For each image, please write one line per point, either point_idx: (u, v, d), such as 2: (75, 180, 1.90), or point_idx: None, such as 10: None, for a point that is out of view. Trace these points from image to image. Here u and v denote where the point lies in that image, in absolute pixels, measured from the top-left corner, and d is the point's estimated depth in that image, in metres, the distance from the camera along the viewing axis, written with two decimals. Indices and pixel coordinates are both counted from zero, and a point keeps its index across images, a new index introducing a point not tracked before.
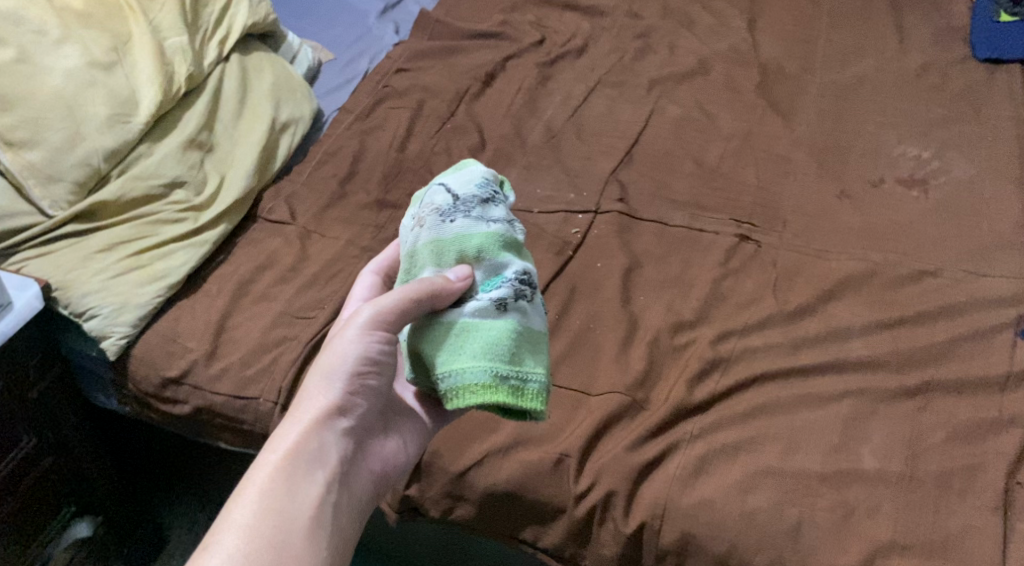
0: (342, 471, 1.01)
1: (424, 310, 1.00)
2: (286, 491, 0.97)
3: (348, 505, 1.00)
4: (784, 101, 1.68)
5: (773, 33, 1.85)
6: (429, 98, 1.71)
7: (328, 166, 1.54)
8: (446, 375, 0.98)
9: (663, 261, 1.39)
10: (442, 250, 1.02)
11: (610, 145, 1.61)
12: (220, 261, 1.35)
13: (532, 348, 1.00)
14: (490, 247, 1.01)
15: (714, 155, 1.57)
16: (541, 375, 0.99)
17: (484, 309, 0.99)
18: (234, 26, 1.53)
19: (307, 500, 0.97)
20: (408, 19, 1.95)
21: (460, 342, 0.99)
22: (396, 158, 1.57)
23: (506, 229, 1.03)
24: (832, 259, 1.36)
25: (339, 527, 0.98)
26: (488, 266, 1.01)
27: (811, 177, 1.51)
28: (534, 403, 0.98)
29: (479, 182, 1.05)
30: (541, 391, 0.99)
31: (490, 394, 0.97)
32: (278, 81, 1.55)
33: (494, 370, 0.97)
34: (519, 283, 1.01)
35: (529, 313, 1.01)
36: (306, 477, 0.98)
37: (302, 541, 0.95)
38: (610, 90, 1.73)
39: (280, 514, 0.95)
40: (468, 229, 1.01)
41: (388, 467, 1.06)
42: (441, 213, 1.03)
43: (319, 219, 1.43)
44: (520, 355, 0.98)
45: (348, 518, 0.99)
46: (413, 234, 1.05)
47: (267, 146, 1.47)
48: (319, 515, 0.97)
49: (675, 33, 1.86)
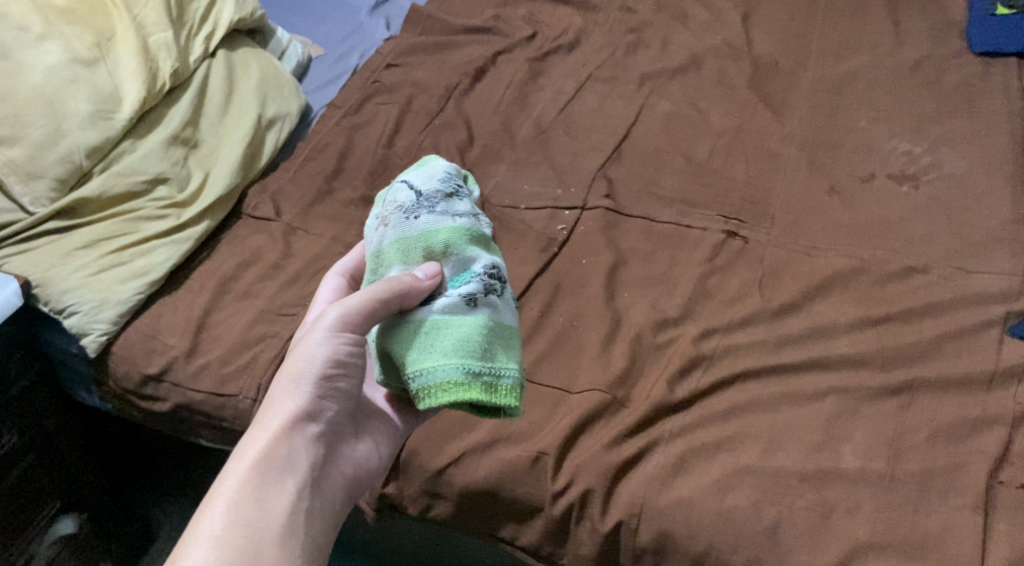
0: (313, 476, 1.01)
1: (391, 310, 1.00)
2: (256, 499, 0.96)
3: (320, 510, 1.00)
4: (776, 96, 1.67)
5: (766, 29, 1.84)
6: (419, 94, 1.71)
7: (314, 163, 1.54)
8: (417, 375, 0.98)
9: (649, 258, 1.38)
10: (408, 248, 1.02)
11: (599, 141, 1.60)
12: (203, 257, 1.35)
13: (504, 344, 1.01)
14: (457, 241, 1.02)
15: (703, 151, 1.56)
16: (513, 371, 1.00)
17: (454, 305, 1.00)
18: (221, 21, 1.53)
19: (277, 508, 0.97)
20: (400, 14, 1.94)
21: (430, 340, 0.99)
22: (384, 155, 1.56)
23: (472, 223, 1.04)
24: (819, 255, 1.35)
25: (311, 533, 0.98)
26: (455, 261, 1.02)
27: (801, 173, 1.50)
28: (508, 399, 0.99)
29: (442, 177, 1.06)
30: (514, 387, 1.00)
31: (463, 391, 0.98)
32: (264, 77, 1.55)
33: (466, 368, 0.98)
34: (487, 278, 1.02)
35: (499, 309, 1.02)
36: (276, 485, 0.98)
37: (275, 550, 0.95)
38: (601, 85, 1.72)
39: (251, 523, 0.95)
40: (434, 224, 1.02)
41: (360, 469, 1.07)
42: (405, 210, 1.04)
43: (304, 217, 1.43)
44: (492, 351, 1.00)
45: (320, 524, 1.00)
46: (377, 234, 1.05)
47: (253, 142, 1.48)
48: (290, 523, 0.97)
49: (669, 29, 1.85)
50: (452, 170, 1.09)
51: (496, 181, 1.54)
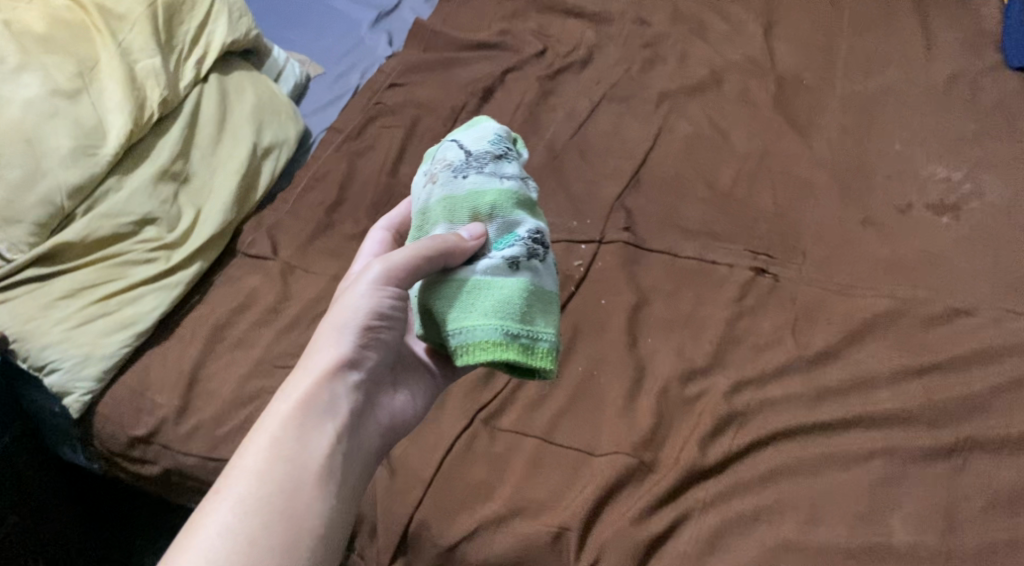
0: (352, 424, 0.98)
1: (436, 267, 0.99)
2: (295, 442, 0.94)
3: (359, 459, 0.98)
4: (803, 115, 1.58)
5: (789, 41, 1.75)
6: (424, 116, 1.62)
7: (314, 194, 1.45)
8: (456, 332, 0.97)
9: (673, 296, 1.28)
10: (455, 205, 1.01)
11: (617, 167, 1.50)
12: (195, 302, 1.26)
13: (543, 307, 0.99)
14: (503, 204, 1.01)
15: (727, 176, 1.46)
16: (550, 334, 0.98)
17: (496, 267, 0.99)
18: (213, 45, 1.42)
19: (315, 452, 0.94)
20: (403, 28, 1.84)
21: (470, 299, 0.98)
22: (388, 183, 1.47)
23: (519, 186, 1.03)
24: (856, 296, 1.26)
25: (349, 483, 0.96)
26: (500, 223, 1.01)
27: (833, 202, 1.40)
28: (544, 361, 0.98)
29: (492, 139, 1.05)
30: (551, 350, 0.98)
31: (501, 351, 0.97)
32: (260, 102, 1.46)
33: (505, 328, 0.97)
34: (531, 242, 1.00)
35: (542, 273, 1.00)
36: (316, 429, 0.95)
37: (310, 495, 0.92)
38: (616, 104, 1.63)
39: (289, 466, 0.93)
40: (482, 185, 1.01)
41: (400, 423, 1.04)
42: (453, 169, 1.03)
43: (303, 253, 1.34)
44: (531, 314, 0.98)
45: (357, 473, 0.97)
46: (424, 190, 1.04)
47: (247, 174, 1.39)
48: (328, 467, 0.94)
49: (686, 41, 1.76)
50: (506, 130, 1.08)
51: None
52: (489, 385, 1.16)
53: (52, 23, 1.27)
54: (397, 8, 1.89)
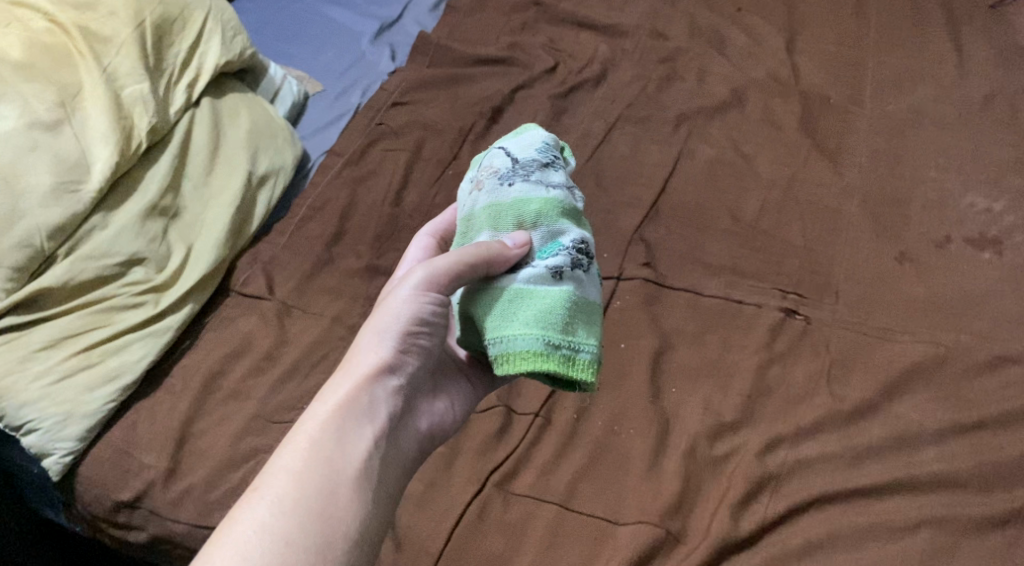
0: (392, 430, 0.94)
1: (478, 275, 0.95)
2: (334, 444, 0.90)
3: (396, 464, 0.94)
4: (832, 137, 1.49)
5: (814, 56, 1.66)
6: (430, 138, 1.53)
7: (312, 225, 1.36)
8: (496, 341, 0.93)
9: (698, 340, 1.20)
10: (501, 213, 0.97)
11: (635, 196, 1.42)
12: (186, 346, 1.18)
13: (587, 319, 0.95)
14: (548, 213, 0.97)
15: (753, 207, 1.38)
16: (593, 345, 0.93)
17: (540, 276, 0.94)
18: (205, 66, 1.34)
19: (354, 455, 0.90)
20: (406, 42, 1.76)
21: (512, 308, 0.94)
22: (391, 214, 1.39)
23: (565, 196, 0.98)
24: (895, 340, 1.18)
25: (386, 488, 0.91)
26: (545, 232, 0.96)
27: (866, 237, 1.31)
28: (586, 374, 0.93)
29: (539, 147, 1.00)
30: (593, 362, 0.93)
31: (541, 362, 0.92)
32: (255, 126, 1.38)
33: (546, 338, 0.92)
34: (576, 252, 0.96)
35: (586, 284, 0.96)
36: (355, 431, 0.91)
37: (348, 498, 0.88)
38: (633, 126, 1.54)
39: (327, 467, 0.89)
40: (527, 193, 0.97)
41: (439, 431, 1.00)
42: (499, 176, 0.99)
43: (301, 291, 1.26)
44: (574, 325, 0.93)
45: (395, 479, 0.93)
46: (469, 197, 1.01)
47: (243, 205, 1.30)
48: (366, 472, 0.90)
49: (705, 57, 1.68)
50: (555, 140, 1.04)
51: None
52: (503, 443, 1.09)
53: (30, 48, 1.18)
54: (399, 20, 1.80)
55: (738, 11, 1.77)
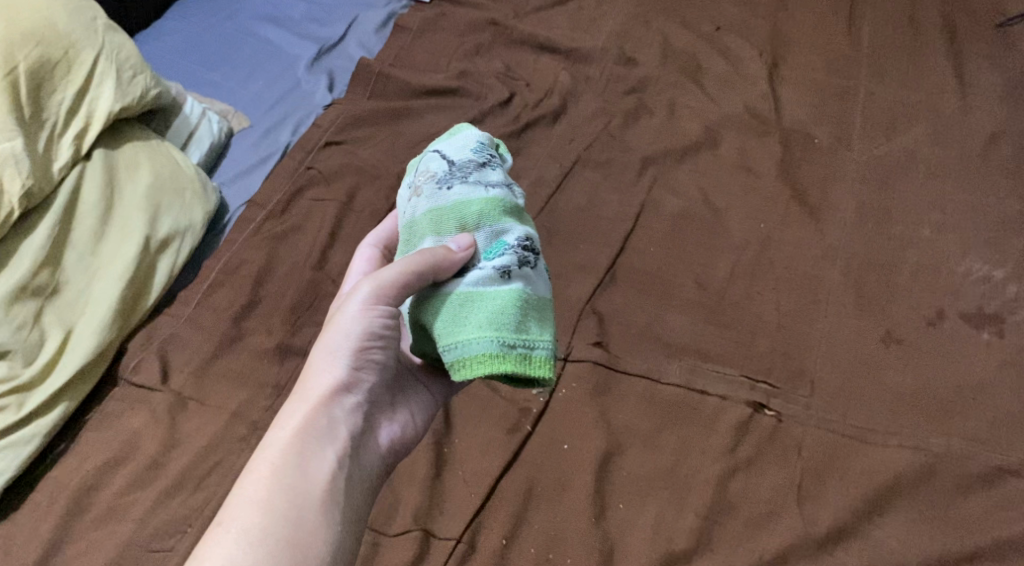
0: (354, 447, 0.92)
1: (424, 284, 0.91)
2: (297, 467, 0.88)
3: (361, 481, 0.92)
4: (813, 187, 1.33)
5: (798, 86, 1.51)
6: (364, 185, 1.37)
7: (220, 294, 1.20)
8: (450, 348, 0.88)
9: (652, 442, 1.05)
10: (440, 215, 0.93)
11: (589, 258, 1.26)
12: (60, 451, 1.06)
13: (540, 315, 0.90)
14: (490, 213, 0.92)
15: (722, 271, 1.22)
16: (548, 341, 0.89)
17: (488, 278, 0.89)
18: (96, 114, 1.17)
19: (319, 478, 0.89)
20: (347, 67, 1.59)
21: (464, 314, 0.89)
22: (313, 277, 1.22)
23: (506, 194, 0.94)
24: (877, 444, 1.03)
25: (354, 503, 0.90)
26: (488, 232, 0.92)
27: (849, 313, 1.15)
28: (544, 370, 0.88)
29: (475, 147, 0.96)
30: (550, 356, 0.89)
31: (499, 365, 0.87)
32: (158, 179, 1.22)
33: (502, 339, 0.87)
34: (521, 250, 0.91)
35: (535, 281, 0.91)
36: (317, 453, 0.89)
37: (314, 521, 0.87)
38: (591, 170, 1.38)
39: (293, 491, 0.87)
40: (466, 195, 0.93)
41: (401, 443, 0.98)
42: (437, 180, 0.94)
43: (200, 380, 1.11)
44: (528, 322, 0.89)
45: (361, 496, 0.91)
46: (409, 205, 0.96)
47: (137, 276, 1.14)
48: (331, 492, 0.89)
49: (677, 88, 1.51)
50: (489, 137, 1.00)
51: None
52: None
53: None
54: (342, 41, 1.63)
55: (717, 31, 1.62)
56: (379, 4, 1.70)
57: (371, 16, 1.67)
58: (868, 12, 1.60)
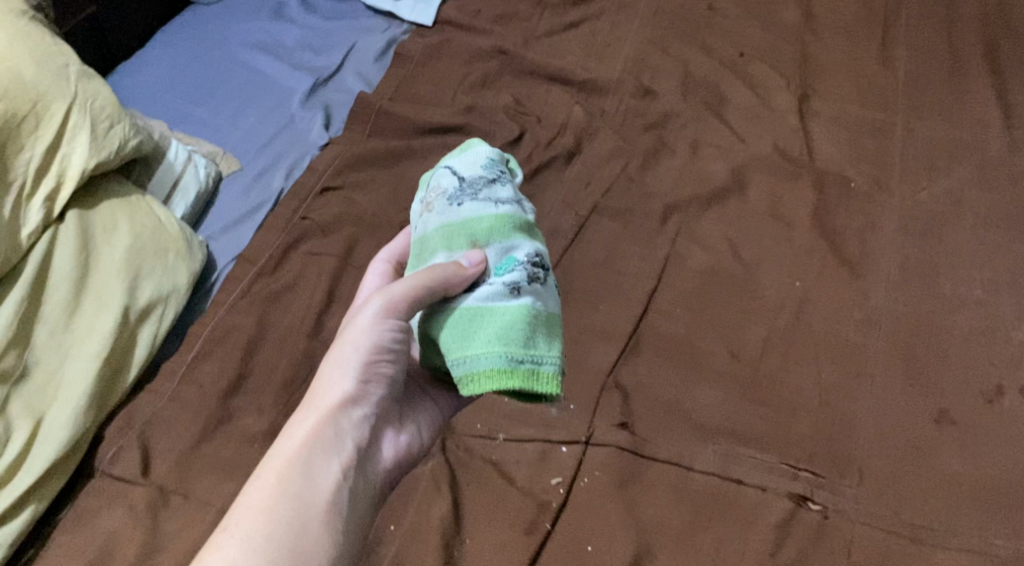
0: (361, 460, 0.88)
1: (433, 299, 0.86)
2: (302, 477, 0.84)
3: (366, 495, 0.88)
4: (853, 237, 1.22)
5: (831, 120, 1.40)
6: (364, 237, 1.27)
7: (206, 366, 1.10)
8: (456, 363, 0.83)
9: (685, 542, 0.96)
10: (450, 231, 0.88)
11: (609, 321, 1.15)
12: (30, 557, 0.97)
13: (551, 330, 0.85)
14: (500, 229, 0.87)
15: (755, 337, 1.12)
16: (557, 357, 0.84)
17: (497, 292, 0.84)
18: (70, 172, 1.07)
19: (324, 488, 0.84)
20: (345, 101, 1.48)
21: (472, 329, 0.84)
22: (307, 348, 1.13)
23: (517, 210, 0.88)
24: (936, 545, 0.94)
25: (358, 517, 0.86)
26: (498, 247, 0.87)
27: (897, 388, 1.05)
28: (552, 387, 0.83)
29: (485, 163, 0.91)
30: (558, 373, 0.84)
31: (508, 382, 0.82)
32: (138, 242, 1.11)
33: (510, 355, 0.82)
34: (531, 266, 0.86)
35: (546, 296, 0.86)
36: (323, 462, 0.85)
37: (318, 532, 0.83)
38: (609, 220, 1.28)
39: (296, 501, 0.83)
40: (477, 212, 0.88)
41: (407, 457, 0.94)
42: (448, 197, 0.89)
43: (184, 471, 1.02)
44: (537, 337, 0.83)
45: (365, 510, 0.87)
46: (421, 220, 0.92)
47: (115, 353, 1.04)
48: (336, 504, 0.84)
49: (699, 123, 1.41)
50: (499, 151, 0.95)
51: None
52: None
53: None
54: (339, 71, 1.52)
55: (741, 57, 1.51)
56: (378, 29, 1.59)
57: (369, 43, 1.56)
58: (903, 38, 1.50)
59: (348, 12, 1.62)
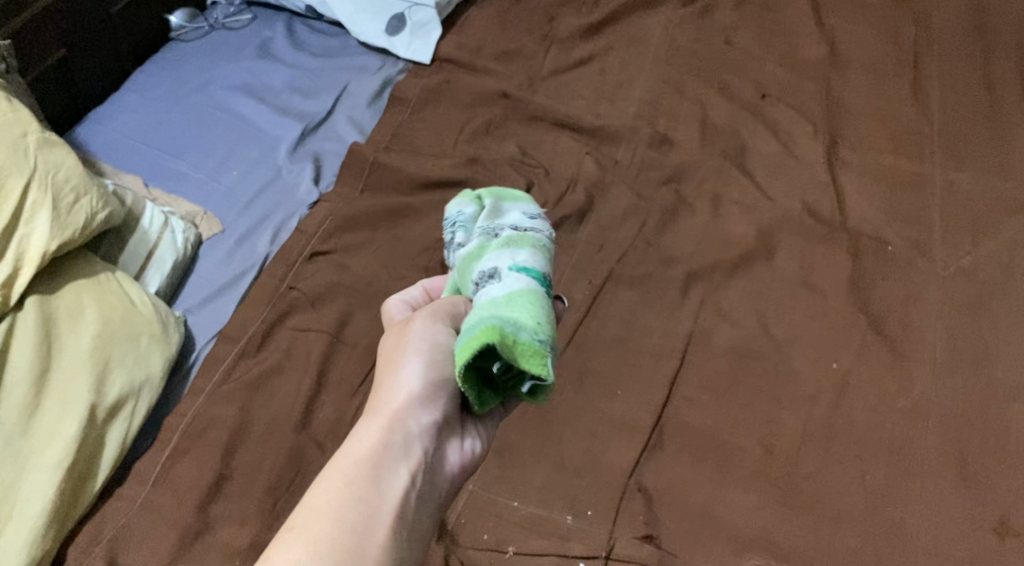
0: (430, 465, 0.81)
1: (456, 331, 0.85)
2: (367, 484, 0.78)
3: (432, 505, 0.81)
4: (894, 311, 1.10)
5: (862, 176, 1.24)
6: (357, 309, 1.15)
7: (183, 467, 1.01)
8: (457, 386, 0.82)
9: None
10: (449, 291, 0.90)
11: (628, 412, 1.05)
12: None
13: (495, 300, 0.79)
14: (464, 274, 0.87)
15: (791, 431, 1.02)
16: (489, 313, 0.77)
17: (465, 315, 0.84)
18: (29, 252, 0.97)
19: (389, 498, 0.78)
20: (337, 151, 1.36)
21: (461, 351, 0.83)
22: (295, 445, 1.02)
23: (469, 248, 0.88)
24: None
25: (423, 529, 0.79)
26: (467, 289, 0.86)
27: (945, 496, 0.97)
28: (481, 337, 0.75)
29: (452, 225, 0.94)
30: (485, 323, 0.76)
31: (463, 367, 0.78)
32: (108, 327, 1.00)
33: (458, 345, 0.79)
34: (478, 280, 0.84)
35: (500, 280, 0.81)
36: (388, 470, 0.79)
37: (384, 539, 0.76)
38: (626, 289, 1.16)
39: (360, 512, 0.76)
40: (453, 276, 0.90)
41: (477, 462, 0.86)
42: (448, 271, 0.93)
43: None
44: (478, 312, 0.79)
45: (429, 520, 0.80)
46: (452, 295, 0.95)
47: (78, 460, 0.94)
48: (403, 511, 0.78)
49: (722, 176, 1.27)
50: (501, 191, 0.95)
51: (471, 492, 1.00)
52: None
53: None
54: (330, 116, 1.40)
55: (762, 99, 1.35)
56: (372, 68, 1.47)
57: (363, 84, 1.44)
58: (936, 66, 1.34)
59: (339, 48, 1.50)
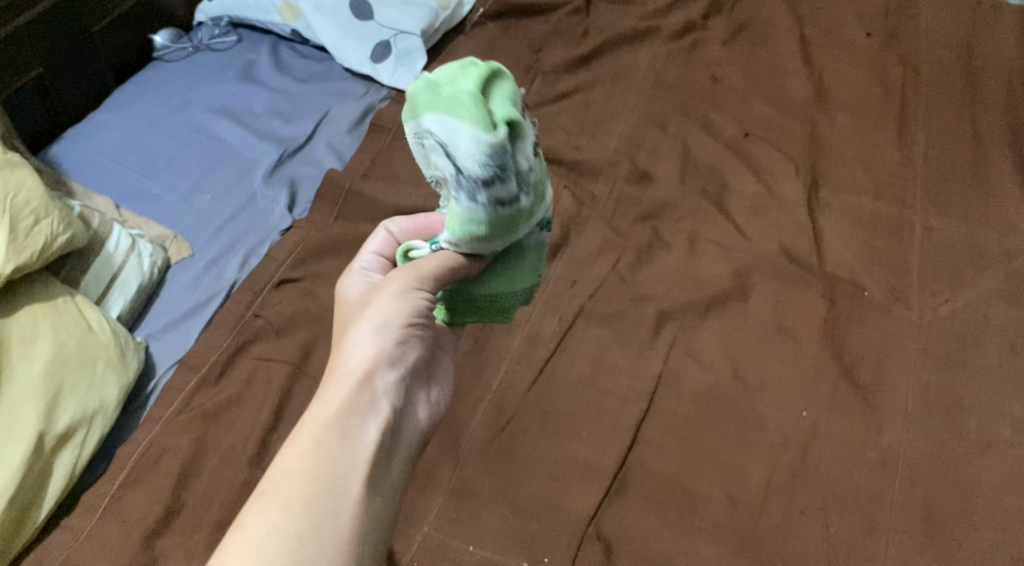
0: (396, 424, 0.81)
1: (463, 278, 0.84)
2: (339, 441, 0.77)
3: (401, 462, 0.81)
4: (867, 359, 1.08)
5: (841, 218, 1.22)
6: (322, 339, 1.12)
7: (134, 498, 1.00)
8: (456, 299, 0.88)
9: None
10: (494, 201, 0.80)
11: (591, 455, 1.03)
12: None
13: (534, 263, 0.87)
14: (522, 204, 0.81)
15: (754, 481, 1.00)
16: (528, 287, 0.88)
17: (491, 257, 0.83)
18: None
19: (363, 454, 0.78)
20: (313, 176, 1.34)
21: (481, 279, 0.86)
22: (249, 479, 1.01)
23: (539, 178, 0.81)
24: None
25: (395, 485, 0.80)
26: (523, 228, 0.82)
27: (905, 555, 0.95)
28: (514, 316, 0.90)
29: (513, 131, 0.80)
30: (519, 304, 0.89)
31: (484, 315, 0.89)
32: (62, 353, 0.99)
33: (492, 296, 0.87)
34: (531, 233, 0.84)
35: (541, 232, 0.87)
36: (360, 429, 0.78)
37: (359, 493, 0.76)
38: (596, 327, 1.13)
39: (336, 468, 0.76)
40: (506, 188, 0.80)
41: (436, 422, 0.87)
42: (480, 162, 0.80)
43: None
44: (522, 275, 0.87)
45: (400, 476, 0.81)
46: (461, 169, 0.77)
47: (24, 488, 0.93)
48: (374, 467, 0.78)
49: (701, 213, 1.24)
50: (451, 102, 0.76)
51: (426, 534, 0.99)
52: None
53: None
54: (309, 141, 1.38)
55: (745, 137, 1.33)
56: (355, 94, 1.45)
57: (344, 110, 1.42)
58: (921, 111, 1.33)
59: (322, 73, 1.49)
